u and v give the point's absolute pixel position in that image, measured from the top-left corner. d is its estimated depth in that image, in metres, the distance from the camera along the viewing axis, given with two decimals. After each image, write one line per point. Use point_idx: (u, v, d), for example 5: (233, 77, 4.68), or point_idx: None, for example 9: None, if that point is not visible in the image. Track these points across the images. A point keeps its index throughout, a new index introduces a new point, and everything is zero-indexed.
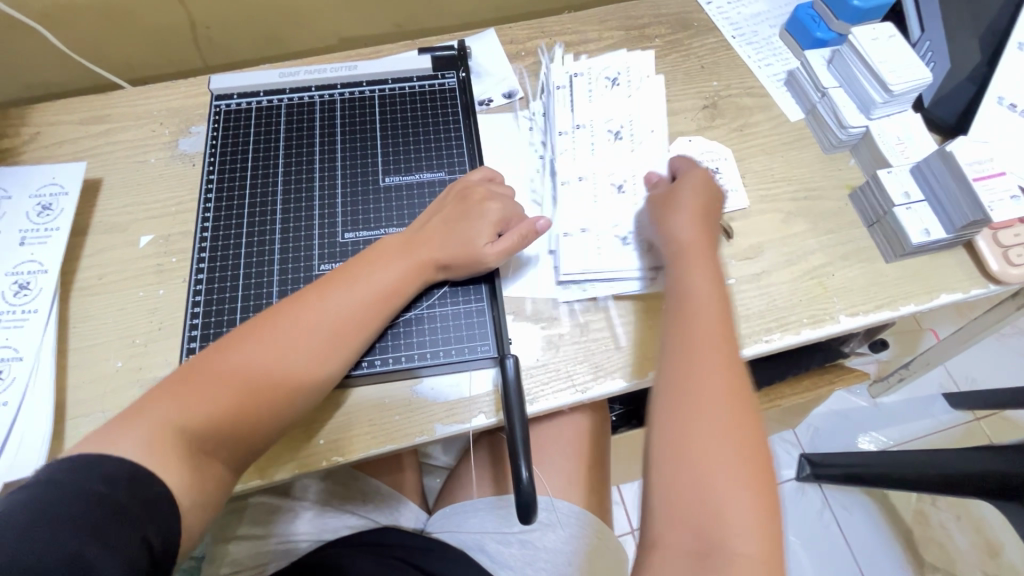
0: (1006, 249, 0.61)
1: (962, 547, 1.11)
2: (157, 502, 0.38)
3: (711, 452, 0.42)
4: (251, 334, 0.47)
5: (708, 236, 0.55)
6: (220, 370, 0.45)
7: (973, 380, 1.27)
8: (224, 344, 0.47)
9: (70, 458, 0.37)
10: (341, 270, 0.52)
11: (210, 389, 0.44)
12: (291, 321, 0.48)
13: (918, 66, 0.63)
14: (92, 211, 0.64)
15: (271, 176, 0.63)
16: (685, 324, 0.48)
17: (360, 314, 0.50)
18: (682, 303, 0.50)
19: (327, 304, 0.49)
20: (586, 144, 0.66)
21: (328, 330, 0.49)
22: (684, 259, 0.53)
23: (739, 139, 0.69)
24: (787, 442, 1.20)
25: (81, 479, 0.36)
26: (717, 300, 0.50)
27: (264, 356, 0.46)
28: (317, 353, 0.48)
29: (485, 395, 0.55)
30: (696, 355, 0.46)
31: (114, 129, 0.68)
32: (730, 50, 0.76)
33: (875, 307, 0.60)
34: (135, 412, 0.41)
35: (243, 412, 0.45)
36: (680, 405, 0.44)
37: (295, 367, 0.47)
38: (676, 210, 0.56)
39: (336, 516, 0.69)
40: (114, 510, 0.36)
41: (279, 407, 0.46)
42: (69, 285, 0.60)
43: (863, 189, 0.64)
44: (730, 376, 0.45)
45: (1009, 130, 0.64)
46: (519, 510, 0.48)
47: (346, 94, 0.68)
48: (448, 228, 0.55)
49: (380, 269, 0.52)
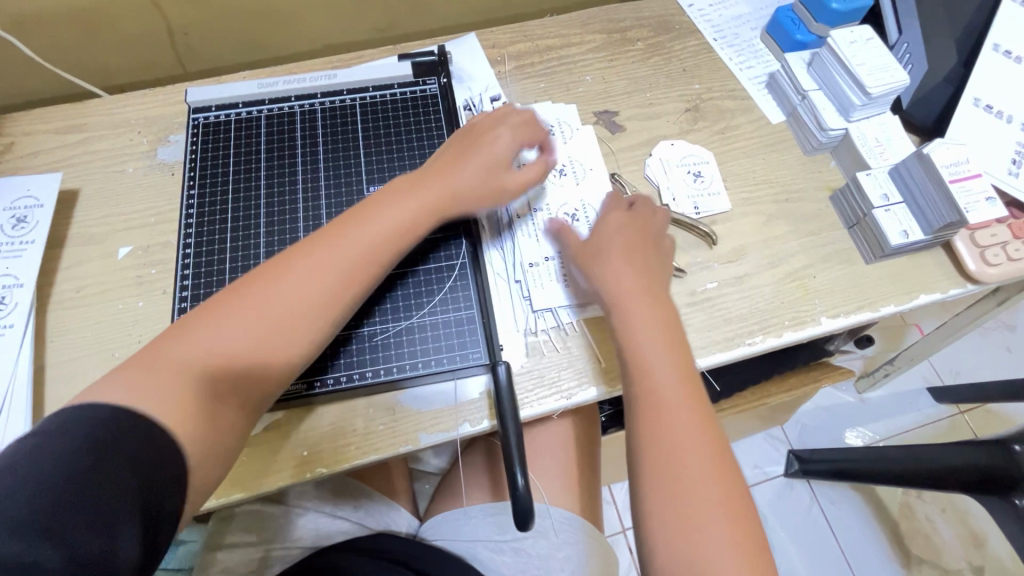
0: (983, 250, 0.62)
1: (948, 539, 1.13)
2: (166, 468, 0.36)
3: (691, 489, 0.43)
4: (271, 272, 0.46)
5: (651, 265, 0.54)
6: (243, 305, 0.44)
7: (957, 374, 1.29)
8: (226, 305, 0.45)
9: (61, 428, 0.34)
10: (355, 209, 0.51)
11: (234, 323, 0.44)
12: (302, 270, 0.47)
13: (896, 69, 0.63)
14: (69, 223, 0.63)
15: (253, 187, 0.62)
16: (646, 361, 0.48)
17: (376, 251, 0.50)
18: (638, 343, 0.49)
19: (342, 247, 0.48)
20: (582, 168, 0.65)
21: (347, 269, 0.48)
22: (625, 299, 0.51)
23: (721, 142, 0.70)
24: (776, 438, 1.22)
25: (102, 432, 0.35)
26: (673, 330, 0.50)
27: (280, 306, 0.45)
28: (336, 294, 0.47)
29: (473, 402, 0.55)
30: (658, 395, 0.47)
31: (91, 138, 0.67)
32: (712, 53, 0.76)
33: (857, 308, 0.61)
34: (137, 382, 0.39)
35: (254, 370, 0.44)
36: (655, 446, 0.45)
37: (314, 317, 0.46)
38: (608, 247, 0.55)
39: (329, 523, 0.69)
40: (132, 469, 0.34)
41: (299, 352, 0.46)
42: (47, 298, 0.59)
43: (843, 191, 0.65)
44: (695, 405, 0.46)
45: (985, 131, 0.65)
46: (516, 516, 0.46)
47: (327, 103, 0.67)
48: (465, 162, 0.56)
49: (395, 203, 0.52)
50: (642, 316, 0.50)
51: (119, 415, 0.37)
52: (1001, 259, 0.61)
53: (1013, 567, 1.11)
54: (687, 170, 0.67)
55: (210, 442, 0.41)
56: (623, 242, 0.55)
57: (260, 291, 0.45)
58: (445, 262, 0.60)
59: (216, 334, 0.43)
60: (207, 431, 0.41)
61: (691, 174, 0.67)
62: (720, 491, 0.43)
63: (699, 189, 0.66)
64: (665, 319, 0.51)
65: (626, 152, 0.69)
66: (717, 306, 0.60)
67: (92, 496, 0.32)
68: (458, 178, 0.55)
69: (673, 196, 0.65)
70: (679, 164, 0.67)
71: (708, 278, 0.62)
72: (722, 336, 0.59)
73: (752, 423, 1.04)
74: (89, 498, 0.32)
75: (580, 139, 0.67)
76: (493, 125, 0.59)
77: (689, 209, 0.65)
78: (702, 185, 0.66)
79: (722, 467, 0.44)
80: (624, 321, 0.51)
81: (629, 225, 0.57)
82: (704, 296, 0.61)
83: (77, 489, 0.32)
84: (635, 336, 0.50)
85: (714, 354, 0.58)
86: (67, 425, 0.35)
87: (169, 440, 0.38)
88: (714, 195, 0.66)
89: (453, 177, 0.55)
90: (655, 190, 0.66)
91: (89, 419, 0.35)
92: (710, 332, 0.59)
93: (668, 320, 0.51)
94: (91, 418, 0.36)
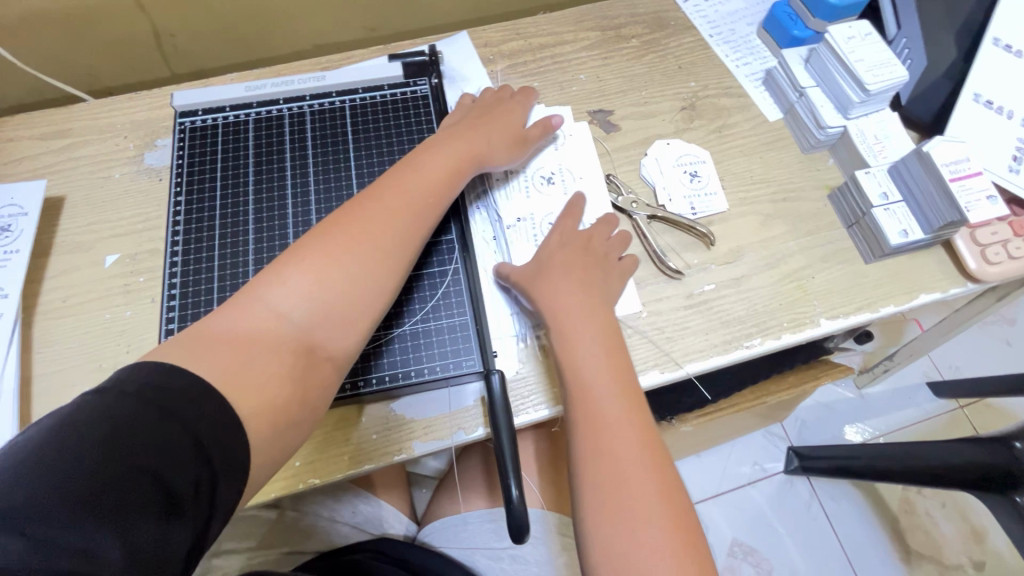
0: (984, 248, 0.61)
1: (948, 535, 1.13)
2: (223, 457, 0.35)
3: (631, 508, 0.42)
4: (330, 229, 0.47)
5: (596, 283, 0.54)
6: (312, 257, 0.45)
7: (956, 369, 1.28)
8: (281, 272, 0.44)
9: (96, 414, 0.32)
10: (397, 168, 0.54)
11: (309, 274, 0.44)
12: (361, 226, 0.48)
13: (895, 65, 0.62)
14: (54, 230, 0.61)
15: (242, 193, 0.61)
16: (585, 379, 0.48)
17: (428, 203, 0.52)
18: (575, 363, 0.49)
19: (398, 200, 0.51)
20: (572, 178, 0.64)
21: (403, 220, 0.50)
22: (566, 318, 0.51)
23: (718, 141, 0.69)
24: (776, 436, 1.21)
25: (151, 422, 0.33)
26: (615, 347, 0.50)
27: (346, 259, 0.46)
28: (402, 243, 0.49)
29: (468, 410, 0.55)
30: (599, 414, 0.46)
31: (76, 144, 0.66)
32: (707, 49, 0.75)
33: (856, 309, 0.60)
34: (196, 361, 0.38)
35: (331, 324, 0.44)
36: (597, 465, 0.44)
37: (381, 270, 0.47)
38: (553, 265, 0.54)
39: (329, 527, 0.69)
40: (176, 464, 0.32)
41: (372, 301, 0.47)
42: (33, 308, 0.58)
43: (841, 190, 0.64)
44: (638, 421, 0.46)
45: (986, 127, 0.64)
46: (511, 529, 0.45)
47: (316, 105, 0.66)
48: (492, 125, 0.60)
49: (435, 159, 0.55)
50: (582, 334, 0.50)
51: (170, 399, 0.34)
52: (1002, 258, 0.60)
53: (1013, 562, 1.11)
54: (684, 170, 0.66)
55: (294, 400, 0.41)
56: (571, 258, 0.55)
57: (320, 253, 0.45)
58: (438, 267, 0.58)
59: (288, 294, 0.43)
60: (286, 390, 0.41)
61: (687, 174, 0.66)
62: (663, 508, 0.43)
63: (695, 189, 0.65)
64: (605, 336, 0.50)
65: (621, 152, 0.67)
66: (715, 308, 0.60)
67: (132, 500, 0.30)
68: (487, 138, 0.59)
69: (669, 197, 0.64)
70: (675, 164, 0.66)
71: (705, 280, 0.61)
72: (719, 339, 0.58)
73: (751, 422, 1.04)
74: (129, 502, 0.30)
75: (574, 146, 0.65)
76: (503, 99, 0.64)
77: (686, 209, 0.64)
78: (698, 185, 0.65)
79: (665, 482, 0.44)
80: (565, 340, 0.50)
81: (581, 240, 0.57)
82: (702, 298, 0.60)
83: (114, 493, 0.30)
84: (573, 356, 0.49)
85: (710, 358, 0.57)
86: (109, 412, 0.32)
87: (230, 425, 0.36)
88: (711, 195, 0.65)
89: (482, 135, 0.58)
90: (651, 191, 0.65)
91: (133, 406, 0.33)
92: (707, 335, 0.58)
93: (610, 336, 0.50)
94: (141, 405, 0.33)
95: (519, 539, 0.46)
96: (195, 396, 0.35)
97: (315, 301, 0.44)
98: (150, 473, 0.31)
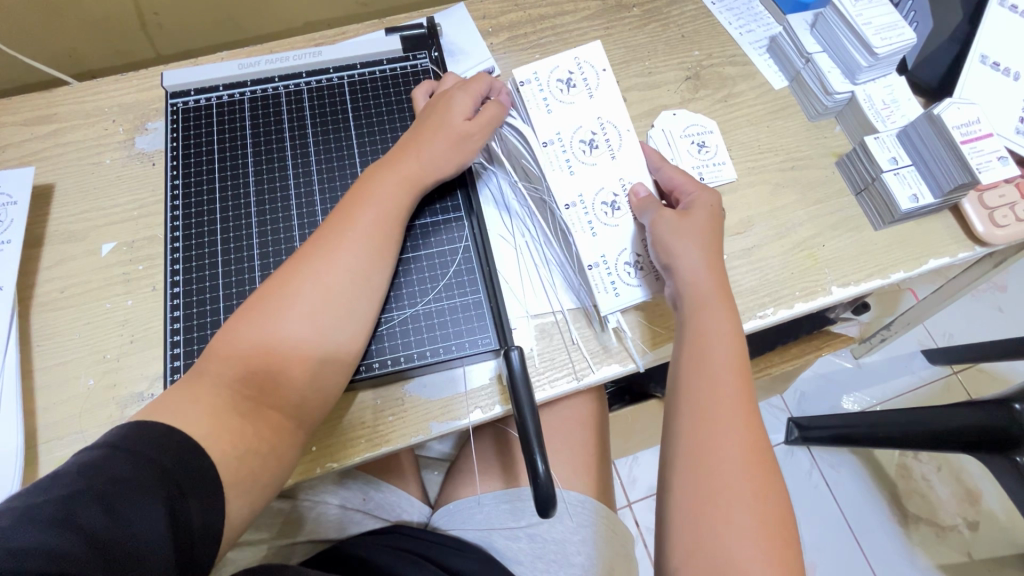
0: (991, 211, 0.61)
1: (945, 497, 1.15)
2: (191, 478, 0.38)
3: (726, 513, 0.42)
4: (275, 285, 0.47)
5: (719, 269, 0.51)
6: (251, 305, 0.46)
7: (949, 336, 1.31)
8: (226, 329, 0.46)
9: (85, 456, 0.37)
10: (341, 203, 0.52)
11: (245, 324, 0.45)
12: (301, 279, 0.47)
13: (902, 28, 0.61)
14: (46, 220, 0.59)
15: (240, 177, 0.59)
16: (709, 373, 0.47)
17: (368, 245, 0.49)
18: (704, 358, 0.47)
19: (334, 247, 0.48)
20: (619, 132, 0.57)
21: (335, 264, 0.48)
22: (700, 308, 0.49)
23: (724, 110, 0.68)
24: (775, 407, 1.23)
25: (119, 457, 0.36)
26: (741, 343, 0.49)
27: (284, 314, 0.45)
28: (337, 295, 0.47)
29: (484, 386, 0.54)
30: (718, 412, 0.45)
31: (62, 129, 0.63)
32: (710, 17, 0.73)
33: (867, 276, 0.60)
34: (180, 421, 0.41)
35: (276, 377, 0.44)
36: (700, 409, 0.46)
37: (320, 328, 0.46)
38: (677, 241, 0.51)
39: (341, 514, 0.66)
40: (140, 483, 0.35)
41: (317, 346, 0.46)
42: (29, 301, 0.56)
43: (849, 156, 0.63)
44: (750, 428, 0.45)
45: (992, 89, 0.64)
46: (538, 502, 0.45)
47: (313, 83, 0.64)
48: (432, 142, 0.54)
49: (379, 192, 0.52)
50: (713, 314, 0.49)
51: (138, 441, 0.38)
52: (1009, 220, 0.61)
53: (1007, 520, 1.13)
54: (692, 141, 0.65)
55: (261, 436, 0.44)
56: (694, 233, 0.51)
57: (259, 306, 0.46)
58: (448, 244, 0.58)
59: (231, 349, 0.44)
60: (250, 429, 0.43)
61: (694, 144, 0.65)
62: (746, 471, 0.43)
63: (704, 158, 0.64)
64: (734, 332, 0.49)
65: None
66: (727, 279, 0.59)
67: (107, 517, 0.33)
68: (425, 153, 0.54)
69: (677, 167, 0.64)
70: (682, 134, 0.65)
71: None
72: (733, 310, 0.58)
73: None
74: (102, 518, 0.33)
75: (605, 95, 0.58)
76: (450, 91, 0.57)
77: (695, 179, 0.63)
78: (707, 156, 0.65)
79: (770, 488, 0.43)
80: (696, 331, 0.49)
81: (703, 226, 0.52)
82: None
83: (99, 505, 0.34)
84: (702, 327, 0.48)
85: None
86: (83, 460, 0.36)
87: (195, 451, 0.40)
88: (719, 165, 0.64)
89: (421, 152, 0.54)
90: None
91: (104, 450, 0.37)
92: None
93: (737, 335, 0.49)
94: (109, 449, 0.37)
95: (545, 513, 0.45)
96: (160, 435, 0.39)
97: (255, 357, 0.44)
98: (124, 492, 0.35)
